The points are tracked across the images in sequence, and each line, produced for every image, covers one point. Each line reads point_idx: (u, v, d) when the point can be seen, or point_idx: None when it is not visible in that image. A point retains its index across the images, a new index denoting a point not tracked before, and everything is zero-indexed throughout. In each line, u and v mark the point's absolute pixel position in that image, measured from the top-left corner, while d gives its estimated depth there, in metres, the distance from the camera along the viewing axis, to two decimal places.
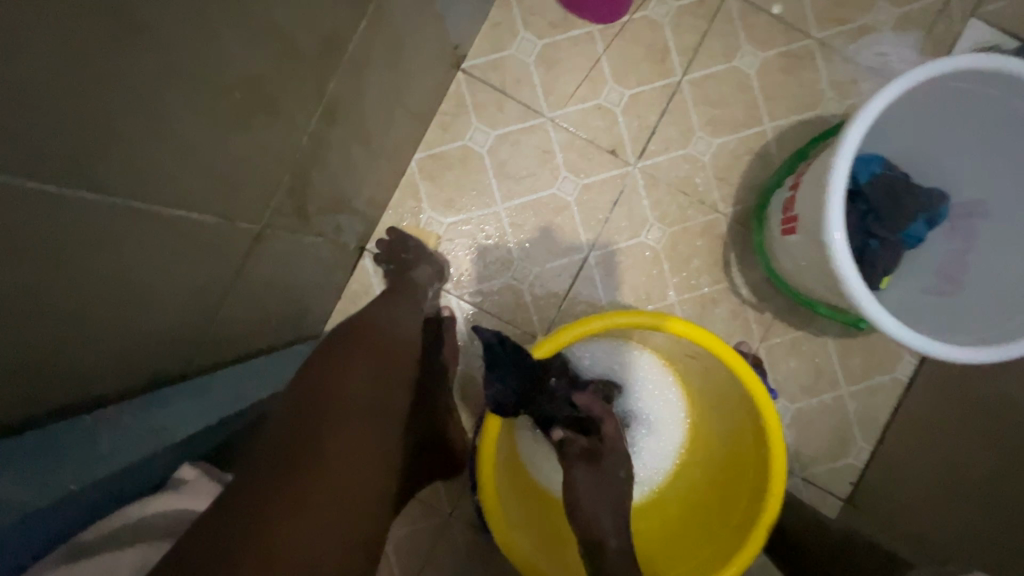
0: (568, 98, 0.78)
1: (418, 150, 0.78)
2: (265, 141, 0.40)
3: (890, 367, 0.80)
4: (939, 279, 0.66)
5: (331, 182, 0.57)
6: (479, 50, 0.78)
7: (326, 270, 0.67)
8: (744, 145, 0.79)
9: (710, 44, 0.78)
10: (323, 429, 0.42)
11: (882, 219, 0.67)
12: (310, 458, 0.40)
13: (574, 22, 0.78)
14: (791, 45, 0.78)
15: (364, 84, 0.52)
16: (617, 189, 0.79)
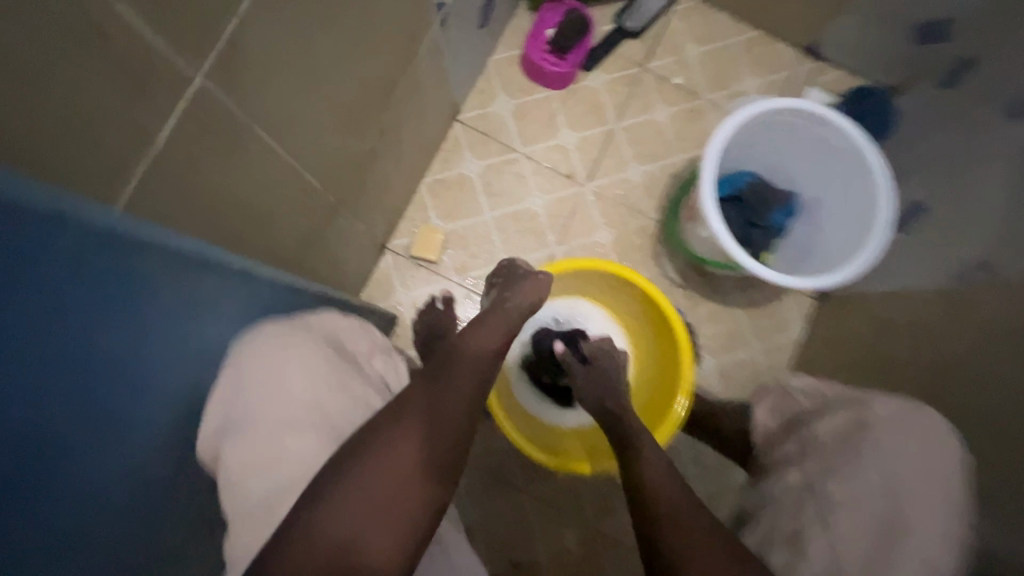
0: (535, 139, 1.08)
1: (426, 175, 1.05)
2: (348, 141, 0.67)
3: (786, 330, 1.06)
4: (803, 251, 0.95)
5: (374, 184, 0.83)
6: (469, 107, 1.08)
7: (362, 254, 0.92)
8: (663, 171, 1.09)
9: (634, 103, 1.11)
10: (399, 413, 0.50)
11: (758, 213, 0.95)
12: (383, 437, 0.48)
13: (537, 88, 1.10)
14: (690, 103, 1.11)
15: (400, 118, 0.80)
16: (574, 203, 1.07)
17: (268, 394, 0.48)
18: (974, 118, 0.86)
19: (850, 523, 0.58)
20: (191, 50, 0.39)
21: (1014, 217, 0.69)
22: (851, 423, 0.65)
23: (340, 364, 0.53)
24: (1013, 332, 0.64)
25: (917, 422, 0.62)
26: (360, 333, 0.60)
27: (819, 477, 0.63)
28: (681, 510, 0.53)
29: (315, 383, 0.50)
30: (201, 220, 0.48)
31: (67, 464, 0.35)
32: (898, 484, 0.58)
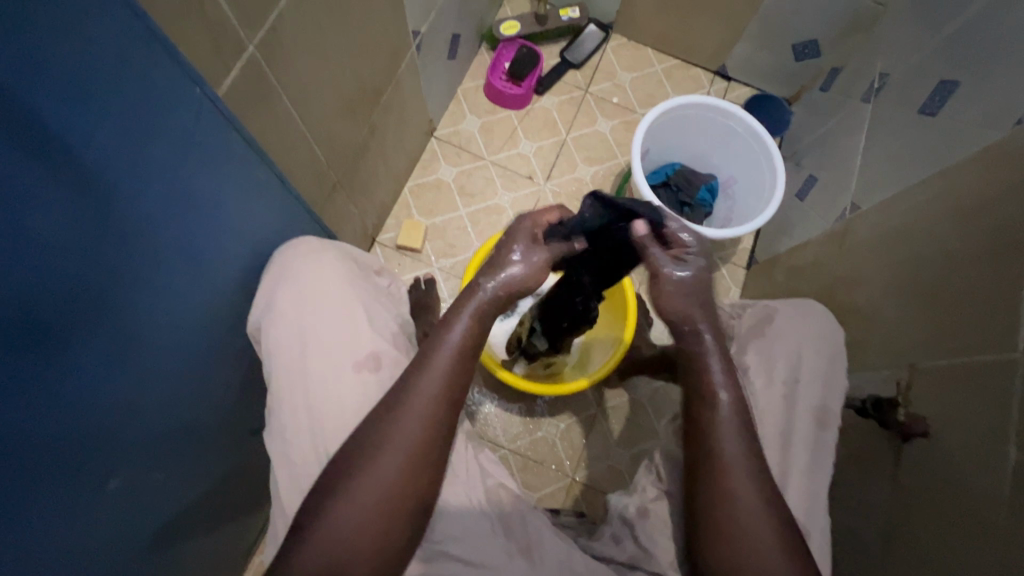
0: (499, 149, 1.29)
1: (408, 181, 1.24)
2: (348, 129, 0.84)
3: (725, 295, 1.22)
4: (726, 221, 1.15)
5: (365, 176, 1.00)
6: (444, 126, 1.29)
7: (355, 240, 1.08)
8: (609, 170, 1.30)
9: (581, 118, 1.33)
10: (388, 418, 0.55)
11: (685, 192, 1.15)
12: (372, 449, 0.54)
13: (499, 109, 1.32)
14: (627, 117, 1.34)
15: (387, 121, 0.99)
16: (535, 199, 1.26)
17: (301, 285, 0.64)
18: (843, 109, 1.09)
19: (764, 388, 0.63)
20: (252, 33, 0.56)
21: (879, 169, 0.90)
22: (757, 317, 0.70)
23: (356, 271, 0.69)
24: (875, 247, 0.82)
25: (816, 319, 0.68)
26: (368, 257, 0.75)
27: (735, 352, 0.68)
28: (724, 431, 0.56)
29: (338, 276, 0.66)
30: (254, 161, 0.63)
31: (137, 291, 0.52)
32: (797, 352, 0.64)
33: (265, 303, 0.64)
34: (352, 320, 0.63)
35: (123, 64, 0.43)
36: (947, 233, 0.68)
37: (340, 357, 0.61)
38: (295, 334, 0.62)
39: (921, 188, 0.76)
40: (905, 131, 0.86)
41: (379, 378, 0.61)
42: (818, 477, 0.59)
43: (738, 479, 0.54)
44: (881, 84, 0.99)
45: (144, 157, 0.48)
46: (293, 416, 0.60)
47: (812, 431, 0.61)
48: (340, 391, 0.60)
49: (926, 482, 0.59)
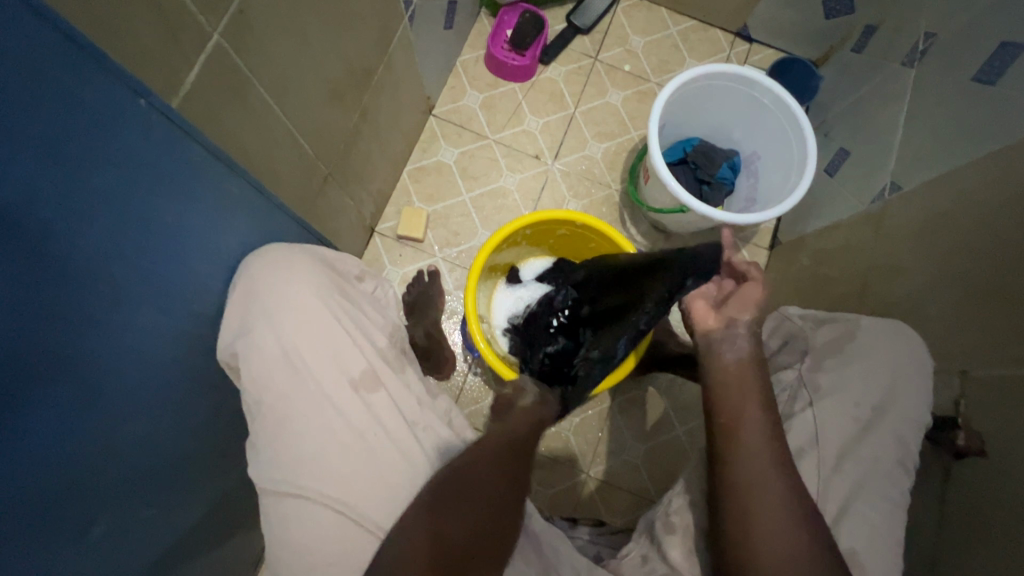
0: (503, 127, 1.20)
1: (406, 165, 1.16)
2: (336, 116, 0.77)
3: None
4: (749, 201, 1.07)
5: (360, 164, 0.93)
6: (442, 103, 1.20)
7: (352, 233, 1.01)
8: (621, 147, 1.21)
9: (590, 89, 1.23)
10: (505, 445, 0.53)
11: (705, 170, 1.07)
12: (490, 472, 0.50)
13: (502, 82, 1.22)
14: (640, 87, 1.24)
15: (379, 103, 0.90)
16: (543, 180, 1.18)
17: (281, 301, 0.56)
18: (880, 74, 0.99)
19: (836, 411, 0.54)
20: (217, 18, 0.48)
21: (923, 145, 0.81)
22: (833, 330, 0.61)
23: (336, 278, 0.62)
24: (918, 234, 0.74)
25: (898, 335, 0.58)
26: (347, 259, 0.67)
27: (807, 370, 0.58)
28: (746, 430, 0.52)
29: (319, 288, 0.58)
30: (226, 164, 0.55)
31: (88, 338, 0.43)
32: (878, 374, 0.56)
33: (244, 317, 0.56)
34: (333, 335, 0.57)
35: (30, 67, 0.34)
36: (1005, 223, 0.61)
37: (332, 376, 0.55)
38: (283, 357, 0.55)
39: (976, 168, 0.68)
40: (957, 100, 0.77)
41: (379, 395, 0.56)
42: (885, 511, 0.51)
43: (762, 478, 0.49)
44: (926, 44, 0.88)
45: (83, 180, 0.40)
46: (293, 445, 0.53)
47: (881, 458, 0.53)
48: (338, 414, 0.54)
49: (978, 501, 0.54)
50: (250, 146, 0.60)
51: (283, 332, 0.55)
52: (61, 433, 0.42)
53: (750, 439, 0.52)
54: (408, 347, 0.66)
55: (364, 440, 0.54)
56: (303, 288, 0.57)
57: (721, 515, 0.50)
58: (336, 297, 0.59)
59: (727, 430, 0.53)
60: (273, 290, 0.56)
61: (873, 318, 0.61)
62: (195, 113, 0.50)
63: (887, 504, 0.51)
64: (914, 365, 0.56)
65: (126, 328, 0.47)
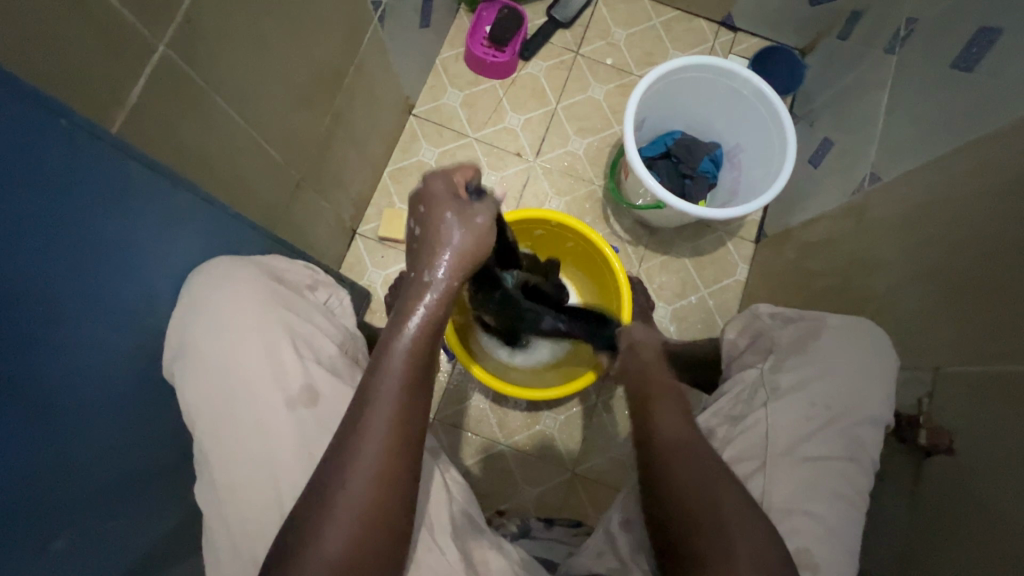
0: (484, 125, 1.19)
1: (387, 165, 1.16)
2: (304, 121, 0.76)
3: (731, 273, 1.14)
4: (731, 194, 1.06)
5: (335, 167, 0.92)
6: (423, 102, 1.19)
7: (331, 236, 1.01)
8: (604, 142, 1.20)
9: (572, 84, 1.22)
10: (356, 417, 0.48)
11: (686, 164, 1.06)
12: (329, 461, 0.47)
13: (482, 79, 1.21)
14: (623, 80, 1.22)
15: (352, 106, 0.90)
16: (525, 177, 1.18)
17: (225, 312, 0.55)
18: (864, 62, 0.97)
19: (794, 412, 0.54)
20: (161, 29, 0.48)
21: (902, 134, 0.80)
22: (799, 329, 0.61)
23: (281, 289, 0.60)
24: (896, 226, 0.73)
25: (863, 337, 0.58)
26: (298, 269, 0.67)
27: (768, 370, 0.58)
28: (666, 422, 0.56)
29: (263, 300, 0.57)
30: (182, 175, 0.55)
31: (49, 358, 0.43)
32: (840, 376, 0.55)
33: (186, 326, 0.55)
34: (274, 350, 0.55)
35: None
36: (981, 216, 0.59)
37: (272, 394, 0.53)
38: (233, 368, 0.54)
39: (952, 158, 0.67)
40: (936, 88, 0.75)
41: (318, 412, 0.55)
42: (847, 512, 0.50)
43: (692, 465, 0.51)
44: (908, 31, 0.86)
45: (16, 210, 0.38)
46: (234, 465, 0.52)
47: (845, 461, 0.52)
48: (273, 435, 0.52)
49: (945, 500, 0.53)
50: (207, 155, 0.59)
51: (226, 346, 0.54)
52: (24, 454, 0.43)
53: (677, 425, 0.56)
54: (360, 355, 0.65)
55: (303, 462, 0.52)
56: (248, 298, 0.56)
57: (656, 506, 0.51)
58: (286, 308, 0.59)
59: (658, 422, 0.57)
60: (217, 300, 0.55)
61: (840, 317, 0.60)
62: (143, 126, 0.49)
63: (850, 504, 0.50)
64: (877, 364, 0.56)
65: (90, 346, 0.47)
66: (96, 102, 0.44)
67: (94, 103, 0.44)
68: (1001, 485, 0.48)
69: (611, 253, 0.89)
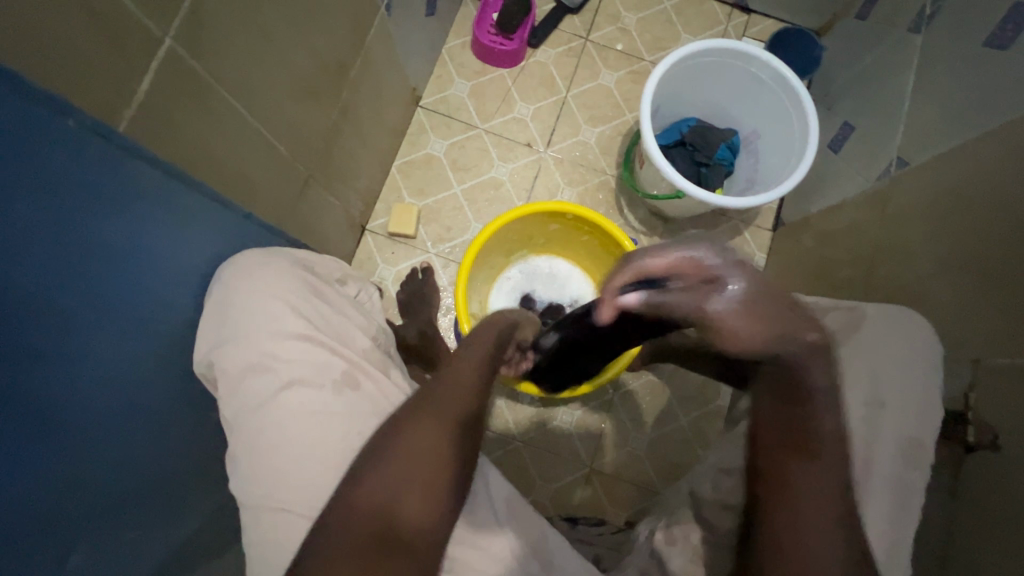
0: (493, 115, 1.16)
1: (395, 159, 1.13)
2: (313, 115, 0.74)
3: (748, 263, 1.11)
4: (749, 182, 1.03)
5: (343, 164, 0.90)
6: (429, 93, 1.17)
7: (341, 233, 0.99)
8: (616, 130, 1.17)
9: (582, 71, 1.19)
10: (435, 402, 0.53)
11: (703, 152, 1.03)
12: (414, 415, 0.53)
13: (490, 69, 1.18)
14: (634, 66, 1.19)
15: (360, 99, 0.87)
16: (535, 168, 1.15)
17: (270, 295, 0.55)
18: (886, 42, 0.94)
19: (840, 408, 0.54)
20: (166, 22, 0.45)
21: (932, 118, 0.77)
22: (837, 322, 0.60)
23: (316, 282, 0.60)
24: (926, 212, 0.71)
25: (908, 322, 0.56)
26: (329, 262, 0.65)
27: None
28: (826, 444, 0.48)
29: (298, 290, 0.57)
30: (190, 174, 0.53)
31: (63, 368, 0.42)
32: (884, 371, 0.53)
33: (220, 316, 0.54)
34: (315, 338, 0.55)
35: None
36: (1021, 201, 0.57)
37: (315, 380, 0.53)
38: (270, 356, 0.53)
39: (988, 141, 0.64)
40: (968, 68, 0.72)
41: (358, 398, 0.55)
42: (891, 516, 0.49)
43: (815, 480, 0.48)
44: (933, 9, 0.83)
45: (20, 215, 0.36)
46: (265, 450, 0.51)
47: (888, 463, 0.50)
48: (316, 419, 0.52)
49: (988, 499, 0.52)
50: (216, 152, 0.57)
51: (271, 327, 0.54)
52: (35, 468, 0.41)
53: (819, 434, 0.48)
54: (388, 347, 0.66)
55: (349, 441, 0.52)
56: (286, 283, 0.57)
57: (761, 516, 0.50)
58: (318, 299, 0.58)
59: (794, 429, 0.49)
60: (249, 296, 0.54)
61: (877, 305, 0.59)
62: (149, 122, 0.47)
63: (893, 507, 0.49)
64: (932, 351, 0.54)
65: (104, 356, 0.45)
66: (101, 100, 0.42)
67: (101, 102, 0.42)
68: None
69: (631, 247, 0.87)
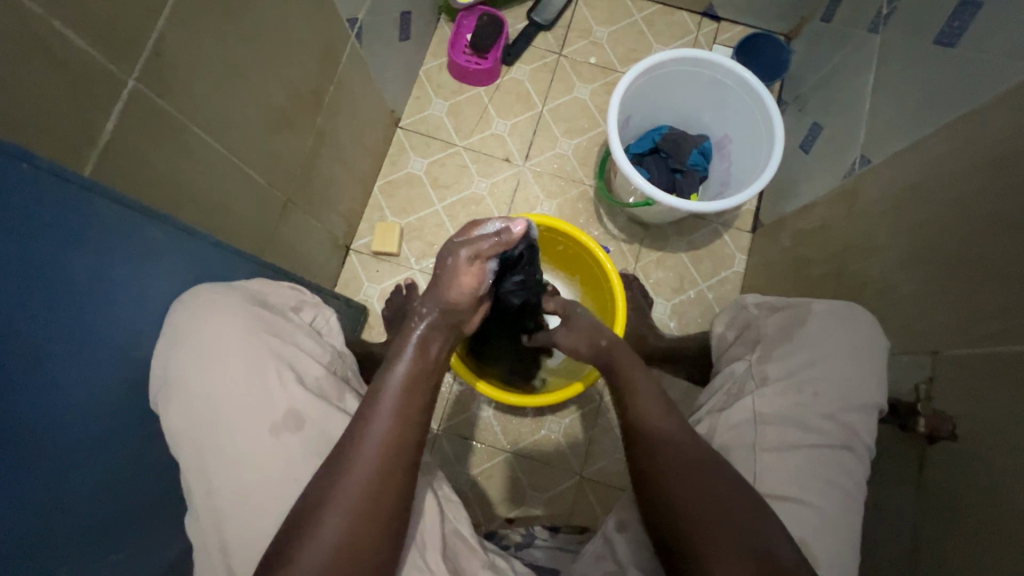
0: (471, 132, 1.19)
1: (377, 180, 1.16)
2: (286, 142, 0.77)
3: (729, 265, 1.13)
4: (723, 186, 1.05)
5: (322, 188, 0.93)
6: (409, 114, 1.20)
7: (324, 254, 1.01)
8: (593, 141, 1.19)
9: (557, 86, 1.21)
10: (347, 449, 0.48)
11: (675, 158, 1.05)
12: (336, 464, 0.48)
13: (467, 87, 1.21)
14: (608, 78, 1.22)
15: (335, 123, 0.90)
16: (515, 182, 1.17)
17: (208, 334, 0.52)
18: (849, 43, 0.96)
19: (781, 399, 0.54)
20: (130, 64, 0.48)
21: (891, 115, 0.78)
22: (788, 318, 0.60)
23: (265, 315, 0.58)
24: (889, 208, 0.72)
25: (851, 318, 0.58)
26: (282, 291, 0.64)
27: (756, 361, 0.58)
28: (663, 448, 0.52)
29: (243, 323, 0.54)
30: (158, 206, 0.55)
31: (53, 399, 0.43)
32: (824, 361, 0.55)
33: (165, 357, 0.52)
34: (259, 374, 0.52)
35: None
36: (973, 193, 0.58)
37: (258, 421, 0.51)
38: (214, 397, 0.51)
39: (944, 135, 0.65)
40: (922, 65, 0.74)
41: (307, 436, 0.52)
42: (847, 505, 0.50)
43: (689, 482, 0.49)
44: (890, 9, 0.85)
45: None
46: (220, 497, 0.49)
47: (835, 451, 0.51)
48: (263, 463, 0.50)
49: (951, 489, 0.52)
50: (187, 184, 0.60)
51: (211, 368, 0.51)
52: None
53: (668, 440, 0.53)
54: (347, 374, 0.63)
55: (297, 487, 0.50)
56: (229, 317, 0.54)
57: (655, 521, 0.50)
58: (266, 330, 0.56)
59: (650, 443, 0.53)
60: (197, 332, 0.53)
61: (831, 302, 0.60)
62: (116, 159, 0.49)
63: (851, 501, 0.50)
64: (873, 341, 0.56)
65: (88, 388, 0.47)
66: (68, 141, 0.45)
67: (67, 143, 0.45)
68: (1008, 472, 0.47)
69: (606, 256, 0.88)
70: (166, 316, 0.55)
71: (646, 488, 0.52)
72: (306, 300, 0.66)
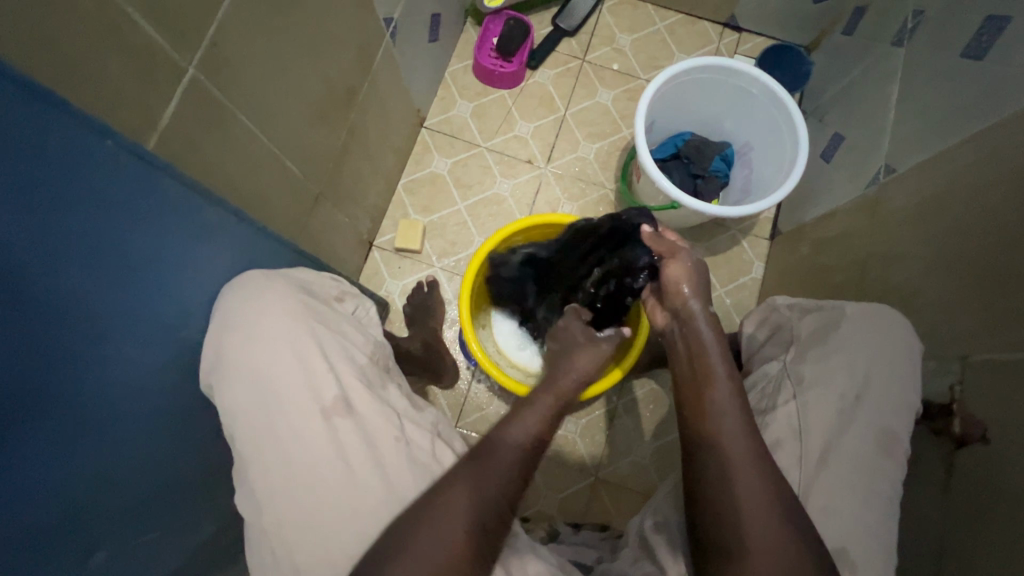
0: (494, 134, 1.21)
1: (401, 178, 1.18)
2: (322, 136, 0.78)
3: (747, 271, 1.14)
4: (744, 192, 1.06)
5: (351, 183, 0.95)
6: (434, 114, 1.21)
7: (348, 248, 1.02)
8: (614, 145, 1.21)
9: (580, 90, 1.23)
10: (455, 486, 0.49)
11: (697, 164, 1.07)
12: (440, 497, 0.48)
13: (491, 89, 1.23)
14: (630, 84, 1.24)
15: (367, 119, 0.92)
16: (536, 184, 1.19)
17: (257, 317, 0.54)
18: (871, 55, 0.98)
19: (819, 402, 0.55)
20: (190, 54, 0.50)
21: (915, 126, 0.80)
22: (822, 321, 0.61)
23: (313, 303, 0.59)
24: (913, 216, 0.73)
25: (884, 321, 0.59)
26: (326, 281, 0.65)
27: (791, 362, 0.59)
28: (737, 463, 0.50)
29: (293, 309, 0.56)
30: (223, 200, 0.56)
31: (111, 375, 0.45)
32: (860, 365, 0.56)
33: (220, 339, 0.54)
34: (309, 361, 0.54)
35: (40, 121, 0.36)
36: (1001, 201, 0.59)
37: (307, 405, 0.52)
38: (266, 382, 0.53)
39: (971, 145, 0.66)
40: (947, 78, 0.75)
41: (354, 421, 0.53)
42: (878, 504, 0.51)
43: (750, 501, 0.48)
44: (914, 23, 0.87)
45: (68, 230, 0.39)
46: (267, 480, 0.51)
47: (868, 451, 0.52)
48: (312, 446, 0.51)
49: (980, 492, 0.53)
50: (233, 172, 0.61)
51: (264, 352, 0.53)
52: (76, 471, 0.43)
53: (738, 454, 0.51)
54: (389, 364, 0.64)
55: (341, 470, 0.51)
56: (279, 301, 0.56)
57: (703, 524, 0.50)
58: (314, 320, 0.57)
59: (721, 456, 0.51)
60: (247, 313, 0.54)
61: (859, 305, 0.61)
62: (174, 146, 0.51)
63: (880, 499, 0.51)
64: (909, 345, 0.57)
65: (143, 365, 0.48)
66: (133, 125, 0.46)
67: (133, 126, 0.46)
68: None
69: None
70: (218, 300, 0.56)
71: (702, 496, 0.51)
72: (349, 290, 0.67)
